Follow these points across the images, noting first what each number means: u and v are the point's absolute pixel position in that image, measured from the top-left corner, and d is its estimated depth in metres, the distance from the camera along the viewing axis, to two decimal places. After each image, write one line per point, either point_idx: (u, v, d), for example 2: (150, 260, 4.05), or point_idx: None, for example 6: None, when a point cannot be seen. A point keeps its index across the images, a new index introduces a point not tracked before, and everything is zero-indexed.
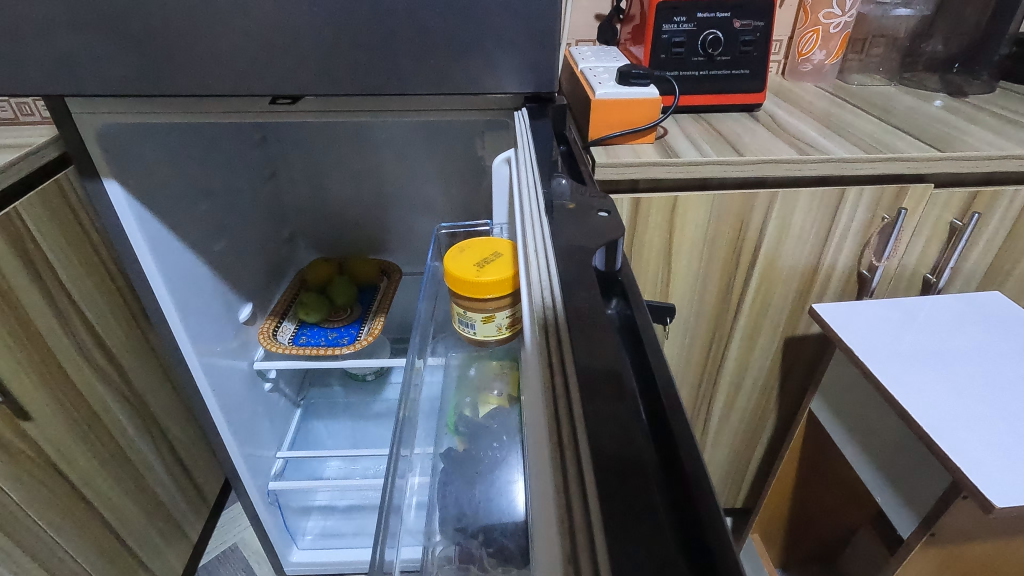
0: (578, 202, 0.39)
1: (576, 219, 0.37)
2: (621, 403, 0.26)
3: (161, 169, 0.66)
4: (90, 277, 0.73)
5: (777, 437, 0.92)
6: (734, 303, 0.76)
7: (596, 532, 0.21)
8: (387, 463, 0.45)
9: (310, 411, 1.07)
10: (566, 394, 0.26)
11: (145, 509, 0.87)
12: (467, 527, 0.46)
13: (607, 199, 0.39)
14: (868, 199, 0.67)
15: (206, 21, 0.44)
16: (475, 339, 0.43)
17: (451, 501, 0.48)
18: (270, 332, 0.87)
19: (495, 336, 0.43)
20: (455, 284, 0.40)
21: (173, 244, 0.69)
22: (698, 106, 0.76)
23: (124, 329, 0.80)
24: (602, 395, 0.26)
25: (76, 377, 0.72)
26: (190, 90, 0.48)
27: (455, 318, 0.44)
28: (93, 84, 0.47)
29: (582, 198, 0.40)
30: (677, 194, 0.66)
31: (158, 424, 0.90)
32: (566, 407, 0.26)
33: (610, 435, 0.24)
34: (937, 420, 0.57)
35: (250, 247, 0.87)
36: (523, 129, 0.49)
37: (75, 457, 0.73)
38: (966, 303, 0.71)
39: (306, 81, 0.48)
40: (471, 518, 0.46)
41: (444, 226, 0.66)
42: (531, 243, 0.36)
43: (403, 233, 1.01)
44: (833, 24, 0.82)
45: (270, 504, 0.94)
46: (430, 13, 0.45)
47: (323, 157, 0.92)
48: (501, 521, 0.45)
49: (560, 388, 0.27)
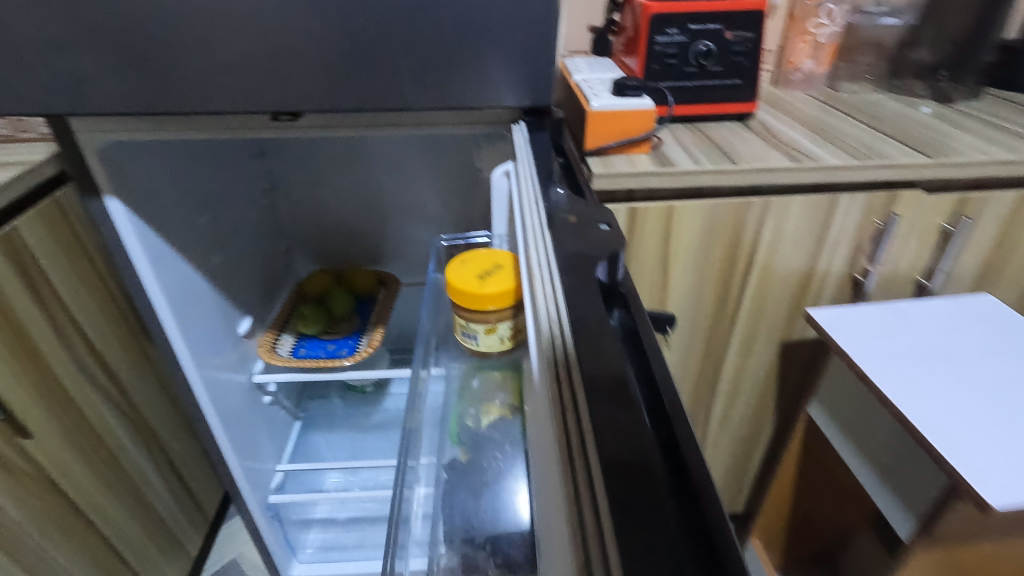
0: (578, 214, 0.40)
1: (576, 232, 0.38)
2: (626, 412, 0.26)
3: (161, 184, 0.66)
4: (89, 293, 0.73)
5: (776, 441, 0.92)
6: (731, 309, 0.77)
7: (607, 540, 0.22)
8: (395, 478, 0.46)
9: (309, 424, 1.07)
10: (572, 407, 0.27)
11: (145, 524, 0.87)
12: (472, 537, 0.47)
13: (607, 211, 0.40)
14: (860, 205, 0.68)
15: (208, 40, 0.45)
16: (478, 351, 0.43)
17: (456, 512, 0.49)
18: (270, 345, 0.87)
19: (497, 347, 0.43)
20: (458, 297, 0.41)
21: (173, 259, 0.69)
22: (691, 115, 0.77)
23: (123, 343, 0.80)
24: (610, 404, 0.26)
25: (75, 394, 0.72)
26: (192, 108, 0.48)
27: (456, 330, 0.44)
28: (95, 103, 0.48)
29: (581, 210, 0.41)
30: (672, 203, 0.67)
31: (157, 439, 0.89)
32: (574, 419, 0.26)
33: (619, 442, 0.25)
34: (933, 423, 0.58)
35: (248, 260, 0.87)
36: (520, 142, 0.49)
37: (75, 473, 0.73)
38: (958, 306, 0.72)
39: (307, 98, 0.48)
40: (477, 528, 0.48)
41: (444, 238, 0.66)
42: (533, 257, 0.36)
43: (401, 245, 1.01)
44: (822, 34, 0.86)
45: (270, 517, 0.94)
46: (428, 29, 0.45)
47: (320, 169, 0.93)
48: (506, 530, 0.47)
49: (566, 400, 0.28)
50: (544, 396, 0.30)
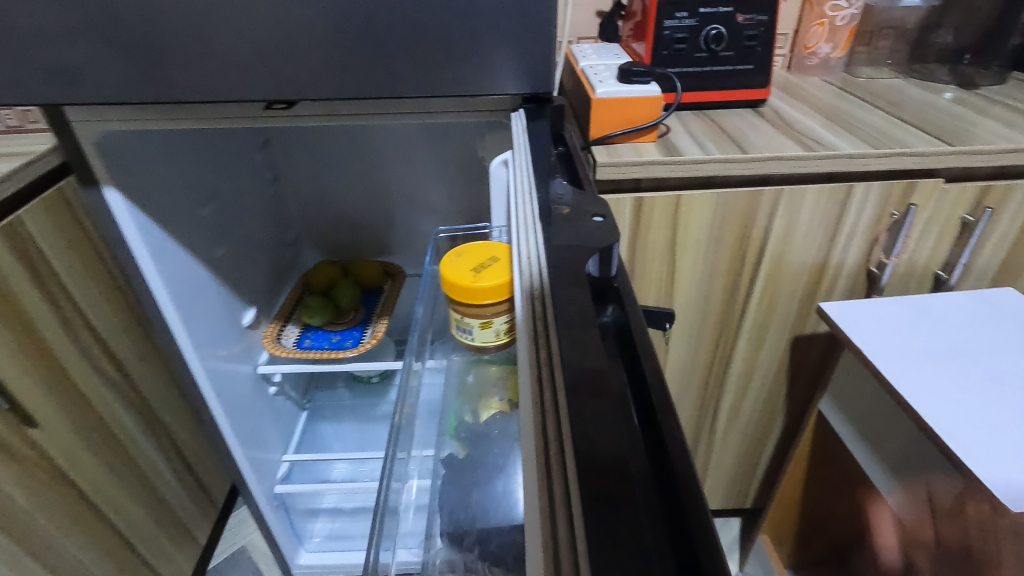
0: (573, 206, 0.38)
1: (570, 224, 0.36)
2: (609, 407, 0.25)
3: (163, 175, 0.66)
4: (95, 284, 0.73)
5: (788, 436, 0.90)
6: (740, 302, 0.75)
7: (580, 540, 0.21)
8: (382, 468, 0.45)
9: (316, 414, 1.07)
10: (554, 399, 0.26)
11: (154, 513, 0.88)
12: (464, 534, 0.46)
13: (602, 204, 0.38)
14: (877, 194, 0.65)
15: (201, 28, 0.44)
16: (474, 345, 0.42)
17: (449, 507, 0.48)
18: (275, 336, 0.87)
19: (494, 342, 0.42)
20: (452, 290, 0.40)
21: (175, 250, 0.69)
22: (702, 102, 0.75)
23: (129, 334, 0.81)
24: (593, 399, 0.25)
25: (81, 384, 0.72)
26: (186, 98, 0.47)
27: (452, 324, 0.43)
28: (89, 94, 0.47)
29: (578, 202, 0.39)
30: (680, 193, 0.65)
31: (166, 428, 0.90)
32: (555, 412, 0.26)
33: (599, 437, 0.24)
34: (949, 422, 0.56)
35: (253, 251, 0.87)
36: (518, 131, 0.48)
37: (83, 463, 0.73)
38: (978, 300, 0.70)
39: (302, 87, 0.47)
40: (470, 525, 0.47)
41: (443, 229, 0.65)
42: (524, 250, 0.35)
43: (407, 235, 1.00)
44: (839, 16, 0.81)
45: (277, 507, 0.95)
46: (424, 14, 0.44)
47: (325, 159, 0.92)
48: (500, 528, 0.45)
49: (548, 393, 0.27)
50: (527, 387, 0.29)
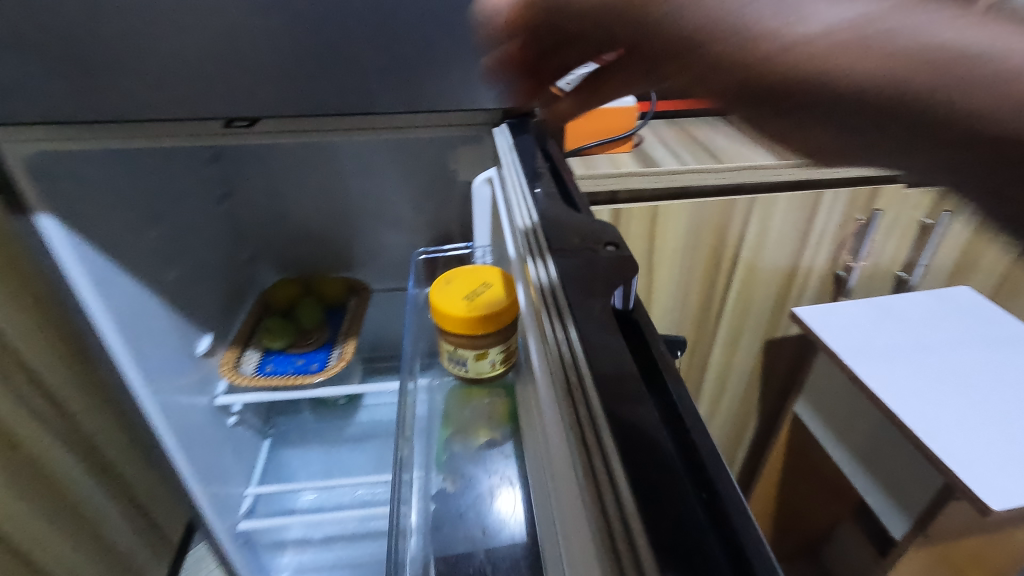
0: (576, 229, 0.36)
1: (577, 250, 0.34)
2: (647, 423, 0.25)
3: (103, 196, 0.60)
4: (25, 318, 0.66)
5: (760, 437, 0.92)
6: (716, 308, 0.75)
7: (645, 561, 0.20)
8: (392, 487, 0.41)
9: (280, 439, 1.02)
10: (590, 414, 0.26)
11: (102, 562, 0.80)
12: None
13: (610, 226, 0.36)
14: (844, 200, 0.67)
15: (148, 39, 0.39)
16: (468, 377, 0.40)
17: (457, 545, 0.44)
18: (233, 363, 0.81)
19: (488, 373, 0.40)
20: (444, 321, 0.38)
21: (119, 278, 0.63)
22: (672, 111, 0.74)
23: (67, 370, 0.73)
24: (631, 415, 0.25)
25: (14, 431, 0.65)
26: (132, 117, 0.42)
27: (445, 356, 0.41)
28: (15, 112, 0.41)
29: (579, 224, 0.37)
30: (657, 203, 0.64)
31: (112, 469, 0.83)
32: (593, 426, 0.25)
33: (644, 455, 0.23)
34: (925, 421, 0.58)
35: (206, 273, 0.81)
36: (503, 147, 0.45)
37: (19, 517, 0.66)
38: (937, 298, 0.73)
39: (264, 103, 0.43)
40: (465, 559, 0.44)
41: (423, 248, 0.62)
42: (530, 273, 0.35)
43: (371, 249, 0.96)
44: None
45: (241, 544, 0.89)
46: (398, 25, 0.41)
47: (280, 172, 0.87)
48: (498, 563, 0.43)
49: (581, 408, 0.26)
50: (559, 422, 0.28)
